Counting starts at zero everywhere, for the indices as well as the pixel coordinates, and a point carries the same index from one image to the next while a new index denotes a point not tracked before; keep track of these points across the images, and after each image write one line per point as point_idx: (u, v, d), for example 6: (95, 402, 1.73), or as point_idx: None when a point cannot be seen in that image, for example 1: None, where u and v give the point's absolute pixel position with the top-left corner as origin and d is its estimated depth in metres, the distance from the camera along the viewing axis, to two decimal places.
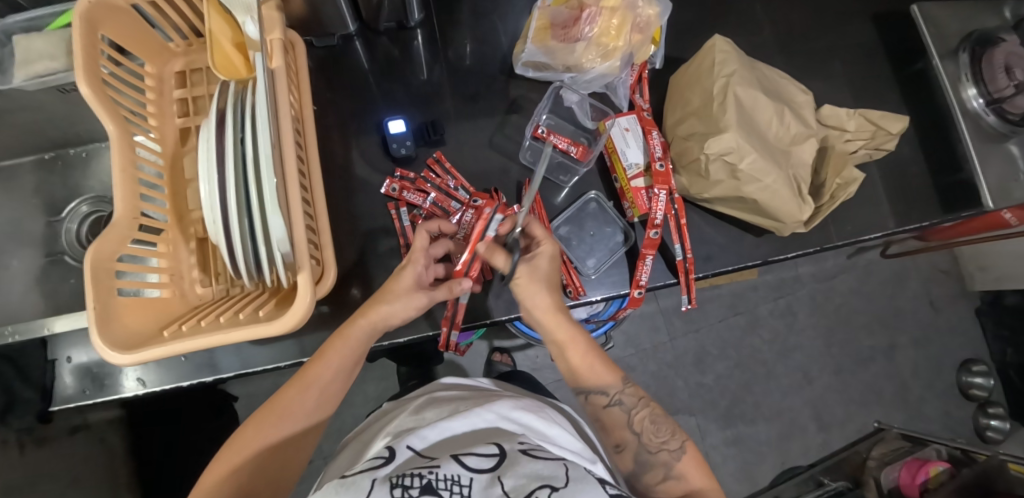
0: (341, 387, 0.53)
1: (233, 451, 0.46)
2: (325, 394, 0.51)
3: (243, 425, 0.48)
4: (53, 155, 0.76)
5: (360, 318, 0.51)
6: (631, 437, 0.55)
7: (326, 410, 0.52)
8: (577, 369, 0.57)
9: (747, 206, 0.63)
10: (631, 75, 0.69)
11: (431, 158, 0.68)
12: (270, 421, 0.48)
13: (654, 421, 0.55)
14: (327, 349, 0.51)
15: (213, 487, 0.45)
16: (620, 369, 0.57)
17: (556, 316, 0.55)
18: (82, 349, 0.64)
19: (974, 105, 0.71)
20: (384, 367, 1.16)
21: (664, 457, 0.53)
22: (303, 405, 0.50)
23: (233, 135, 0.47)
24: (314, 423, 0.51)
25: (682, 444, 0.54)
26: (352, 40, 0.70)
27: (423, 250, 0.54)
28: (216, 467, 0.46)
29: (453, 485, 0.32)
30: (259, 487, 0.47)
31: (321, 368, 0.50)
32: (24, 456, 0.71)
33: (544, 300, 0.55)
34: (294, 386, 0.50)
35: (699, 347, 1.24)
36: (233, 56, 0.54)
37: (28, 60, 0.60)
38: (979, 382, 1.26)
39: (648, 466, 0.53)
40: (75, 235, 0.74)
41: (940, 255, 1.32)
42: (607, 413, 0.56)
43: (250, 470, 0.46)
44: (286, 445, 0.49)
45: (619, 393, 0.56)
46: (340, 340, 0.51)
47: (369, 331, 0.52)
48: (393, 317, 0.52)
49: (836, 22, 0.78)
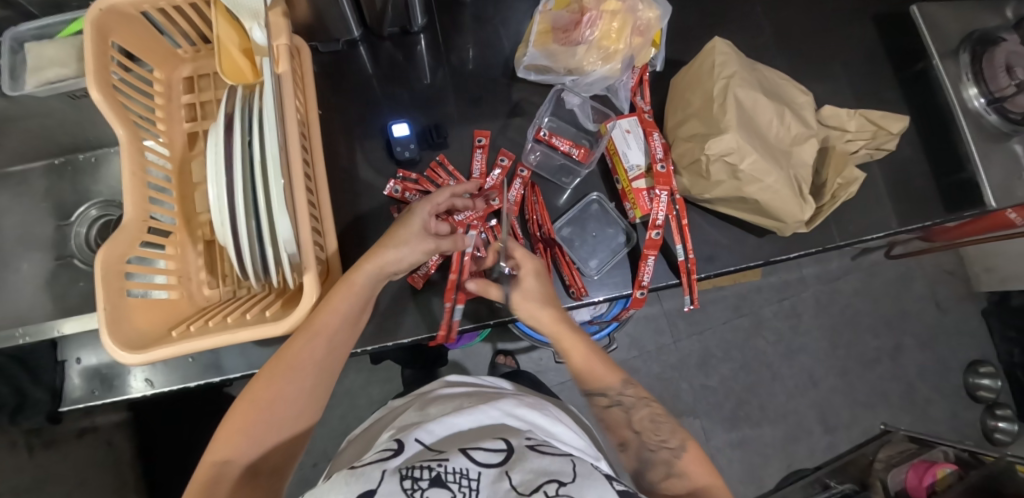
0: (349, 339, 0.52)
1: (247, 405, 0.45)
2: (335, 341, 0.50)
3: (256, 374, 0.47)
4: (63, 160, 0.78)
5: (364, 263, 0.51)
6: (632, 435, 0.52)
7: (337, 358, 0.51)
8: (580, 373, 0.55)
9: (748, 207, 0.63)
10: (631, 78, 0.69)
11: (435, 160, 0.69)
12: (284, 371, 0.47)
13: (654, 420, 0.52)
14: (333, 297, 0.50)
15: (233, 443, 0.44)
16: (621, 369, 0.55)
17: (556, 323, 0.56)
18: (92, 351, 0.65)
19: (976, 105, 0.72)
20: (389, 370, 1.16)
21: (664, 455, 0.49)
22: (312, 356, 0.49)
23: (241, 139, 0.48)
24: (325, 375, 0.50)
25: (685, 443, 0.50)
26: (356, 45, 0.71)
27: (436, 200, 0.56)
28: (232, 421, 0.45)
29: (462, 478, 0.33)
30: (277, 442, 0.47)
31: (329, 314, 0.49)
32: (33, 458, 0.73)
33: (544, 315, 0.56)
34: (302, 336, 0.48)
35: (703, 348, 1.24)
36: (240, 62, 0.55)
37: (39, 66, 0.61)
38: (986, 383, 1.25)
39: (650, 464, 0.50)
40: (84, 238, 0.75)
41: (945, 256, 1.31)
42: (607, 414, 0.54)
43: (267, 421, 0.46)
44: (300, 397, 0.48)
45: (619, 394, 0.53)
46: (345, 287, 0.51)
47: (374, 275, 0.52)
48: (401, 262, 0.52)
49: (837, 24, 0.79)
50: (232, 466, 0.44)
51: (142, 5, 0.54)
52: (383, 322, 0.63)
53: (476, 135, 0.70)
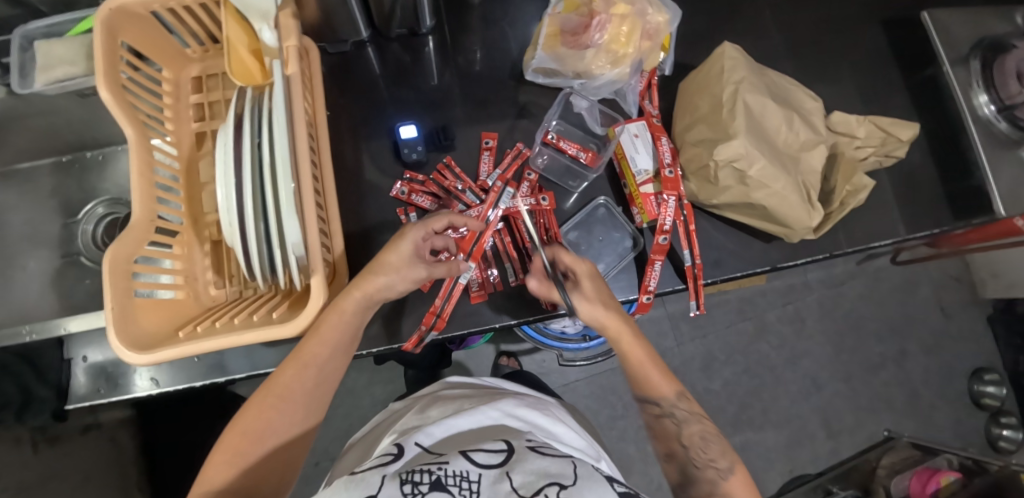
0: (340, 368, 0.52)
1: (237, 435, 0.46)
2: (324, 370, 0.50)
3: (246, 404, 0.48)
4: (70, 158, 0.78)
5: (353, 289, 0.49)
6: (680, 450, 0.52)
7: (325, 389, 0.52)
8: (637, 380, 0.55)
9: (755, 212, 0.63)
10: (640, 82, 0.69)
11: (441, 162, 0.69)
12: (272, 403, 0.47)
13: (705, 437, 0.51)
14: (321, 326, 0.49)
15: (223, 472, 0.45)
16: (678, 380, 0.55)
17: (617, 323, 0.55)
18: (98, 349, 0.65)
19: (986, 112, 0.71)
20: (392, 370, 1.16)
21: (709, 475, 0.49)
22: (302, 384, 0.49)
23: (250, 140, 0.48)
24: (315, 403, 0.50)
25: (733, 465, 0.49)
26: (364, 46, 0.71)
27: (431, 224, 0.54)
28: (220, 452, 0.45)
29: (462, 482, 0.32)
30: (266, 471, 0.47)
31: (317, 345, 0.49)
32: (37, 454, 0.73)
33: (604, 315, 0.54)
34: (291, 366, 0.49)
35: (707, 352, 1.24)
36: (249, 63, 0.55)
37: (48, 65, 0.61)
38: (991, 390, 1.24)
39: (694, 482, 0.49)
40: (91, 236, 0.75)
41: (951, 262, 1.31)
42: (659, 424, 0.54)
43: (256, 450, 0.46)
44: (289, 426, 0.48)
45: (673, 406, 0.54)
46: (334, 315, 0.49)
47: (363, 305, 0.50)
48: (391, 289, 0.51)
49: (846, 29, 0.79)
50: (213, 493, 0.44)
51: (151, 5, 0.54)
52: (388, 324, 0.63)
53: (483, 138, 0.70)
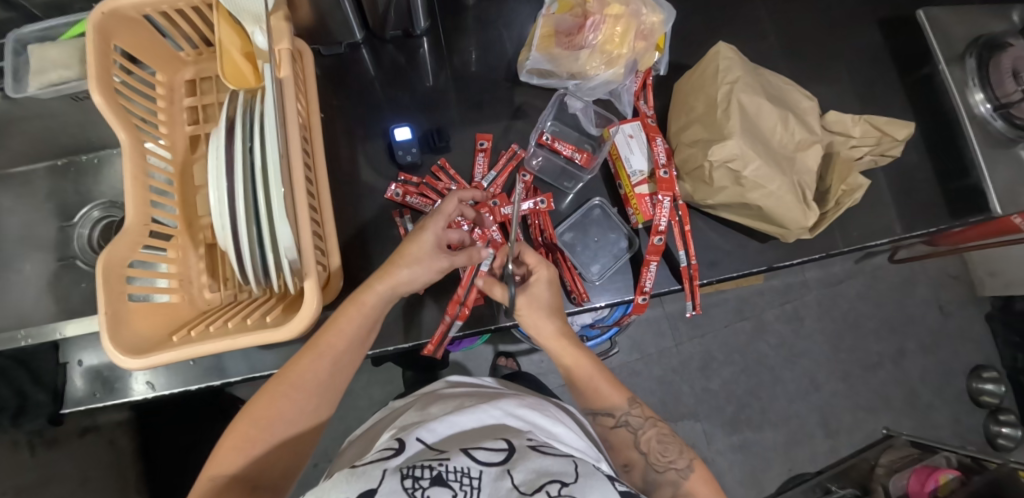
0: (354, 361, 0.52)
1: (248, 422, 0.46)
2: (339, 364, 0.50)
3: (258, 392, 0.48)
4: (65, 161, 0.78)
5: (375, 283, 0.50)
6: (638, 457, 0.53)
7: (340, 383, 0.51)
8: (585, 390, 0.57)
9: (751, 213, 0.63)
10: (634, 82, 0.69)
11: (436, 164, 0.69)
12: (284, 392, 0.47)
13: (661, 441, 0.53)
14: (340, 317, 0.50)
15: (230, 458, 0.45)
16: (627, 389, 0.57)
17: (558, 340, 0.58)
18: (94, 353, 0.65)
19: (982, 110, 0.71)
20: (390, 371, 1.16)
21: (671, 477, 0.50)
22: (316, 375, 0.49)
23: (242, 144, 0.48)
24: (327, 396, 0.50)
25: (691, 463, 0.51)
26: (358, 48, 0.71)
27: (448, 212, 0.52)
28: (230, 438, 0.45)
29: (463, 478, 0.32)
30: (274, 460, 0.47)
31: (335, 336, 0.50)
32: (34, 457, 0.73)
33: (550, 327, 0.58)
34: (307, 355, 0.49)
35: (705, 352, 1.23)
36: (242, 66, 0.55)
37: (41, 68, 0.61)
38: (989, 388, 1.23)
39: (655, 486, 0.51)
40: (87, 239, 0.75)
41: (948, 260, 1.31)
42: (613, 434, 0.55)
43: (265, 439, 0.46)
44: (300, 418, 0.48)
45: (625, 415, 0.55)
46: (354, 307, 0.51)
47: (386, 296, 0.51)
48: (415, 281, 0.51)
49: (842, 28, 0.78)
50: (219, 478, 0.44)
51: (144, 8, 0.54)
52: (384, 327, 0.63)
53: (478, 139, 0.69)
